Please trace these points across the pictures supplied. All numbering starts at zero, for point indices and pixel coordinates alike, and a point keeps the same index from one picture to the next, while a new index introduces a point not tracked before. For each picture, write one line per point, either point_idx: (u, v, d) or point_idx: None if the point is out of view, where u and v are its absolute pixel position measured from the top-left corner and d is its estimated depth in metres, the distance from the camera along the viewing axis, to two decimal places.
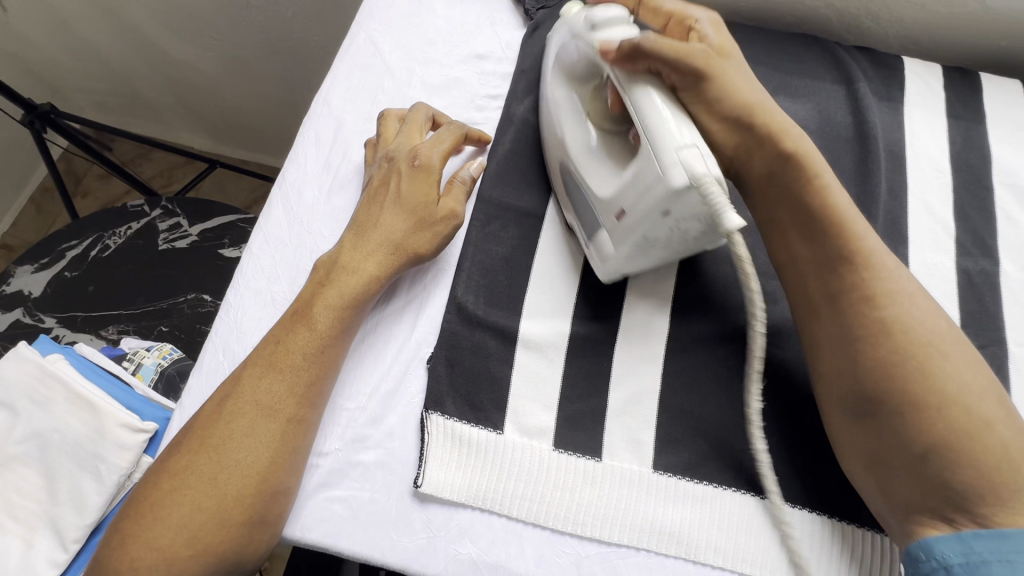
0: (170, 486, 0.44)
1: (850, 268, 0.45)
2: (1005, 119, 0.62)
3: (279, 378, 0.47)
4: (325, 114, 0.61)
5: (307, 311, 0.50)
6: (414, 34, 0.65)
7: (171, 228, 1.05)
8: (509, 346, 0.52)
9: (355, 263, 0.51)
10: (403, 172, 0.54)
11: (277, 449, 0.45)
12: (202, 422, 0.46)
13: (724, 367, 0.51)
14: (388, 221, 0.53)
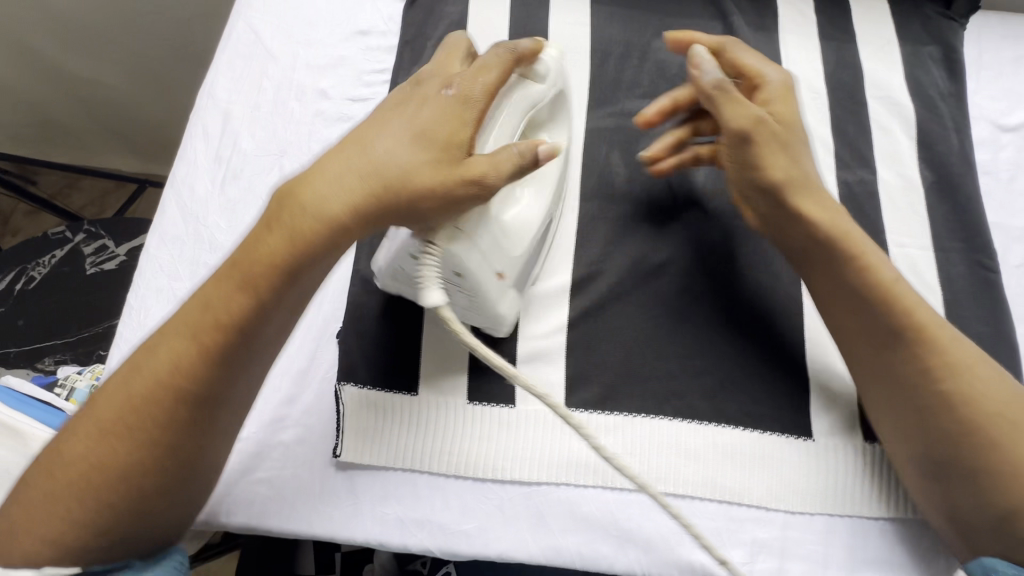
0: (69, 466, 0.40)
1: (904, 343, 0.45)
2: (873, 35, 0.64)
3: (196, 354, 0.40)
4: (211, 108, 0.61)
5: (248, 260, 0.40)
6: (294, 18, 0.65)
7: (97, 251, 1.03)
8: (416, 312, 0.53)
9: (323, 196, 0.39)
10: (438, 107, 0.42)
11: (193, 431, 0.41)
12: (104, 396, 0.41)
13: (625, 303, 0.54)
14: (383, 150, 0.41)
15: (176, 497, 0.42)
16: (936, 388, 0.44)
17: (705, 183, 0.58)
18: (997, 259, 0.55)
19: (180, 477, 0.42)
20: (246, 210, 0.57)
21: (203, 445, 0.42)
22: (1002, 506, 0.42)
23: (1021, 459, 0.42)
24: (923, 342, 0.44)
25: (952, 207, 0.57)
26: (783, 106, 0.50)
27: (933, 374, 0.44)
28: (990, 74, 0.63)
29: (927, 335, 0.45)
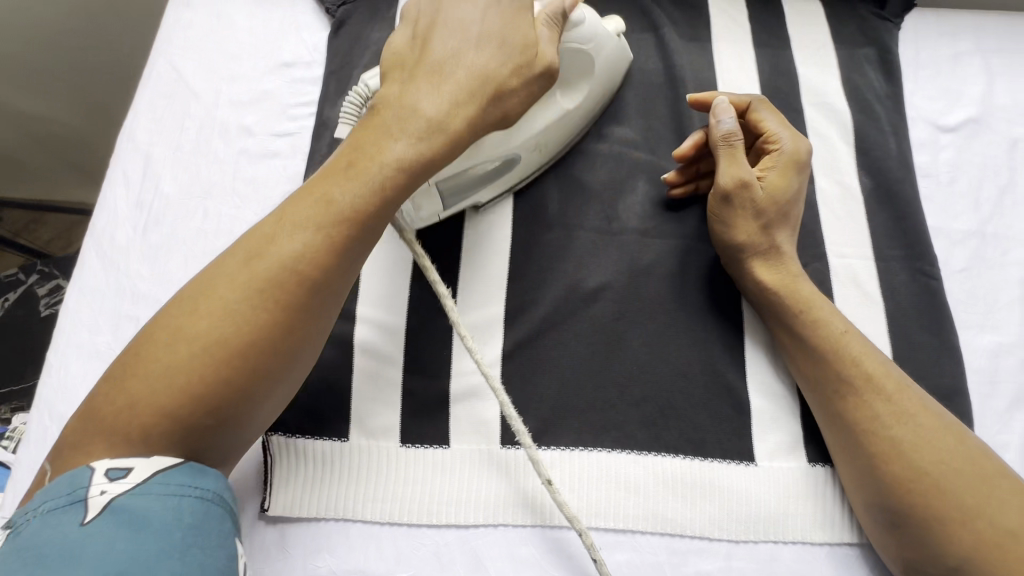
0: (199, 340, 0.37)
1: (850, 392, 0.46)
2: (807, 40, 0.63)
3: (325, 240, 0.40)
4: (132, 152, 0.59)
5: (367, 149, 0.42)
6: (216, 53, 0.63)
7: (53, 292, 0.99)
8: (345, 353, 0.52)
9: (412, 103, 0.43)
10: (499, 7, 0.47)
11: (216, 346, 0.37)
12: (212, 279, 0.39)
13: (561, 332, 0.52)
14: (445, 50, 0.45)
15: (230, 439, 0.39)
16: (860, 406, 0.45)
17: (639, 202, 0.57)
18: (938, 266, 0.54)
19: (270, 394, 0.39)
20: (168, 256, 0.55)
21: (292, 365, 0.40)
22: (955, 556, 0.41)
23: (971, 503, 0.41)
24: (868, 389, 0.46)
25: (891, 213, 0.56)
26: (779, 177, 0.52)
27: (857, 393, 0.46)
28: (928, 73, 0.62)
29: (870, 385, 0.46)
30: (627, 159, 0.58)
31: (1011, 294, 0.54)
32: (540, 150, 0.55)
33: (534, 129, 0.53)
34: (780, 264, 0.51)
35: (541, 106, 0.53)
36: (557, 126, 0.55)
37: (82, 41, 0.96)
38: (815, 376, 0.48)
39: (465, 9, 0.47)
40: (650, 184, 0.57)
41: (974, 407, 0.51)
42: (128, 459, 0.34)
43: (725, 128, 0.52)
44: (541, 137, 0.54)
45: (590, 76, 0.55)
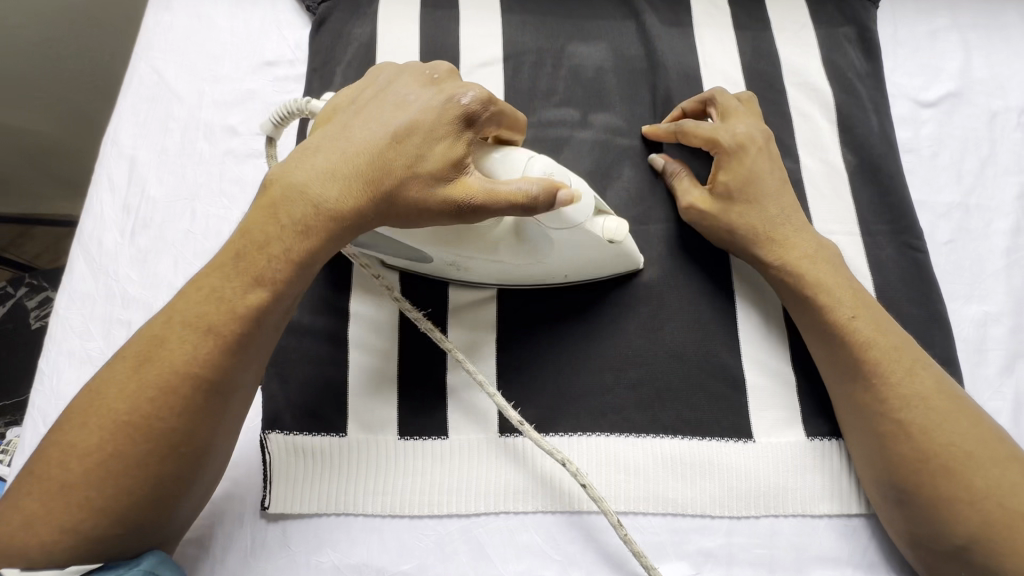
0: (93, 454, 0.37)
1: (871, 376, 0.46)
2: (787, 21, 0.64)
3: (215, 341, 0.39)
4: (116, 156, 0.59)
5: (254, 236, 0.41)
6: (197, 54, 0.63)
7: (41, 303, 0.98)
8: (341, 349, 0.52)
9: (299, 185, 0.41)
10: (440, 102, 0.42)
11: (111, 461, 0.37)
12: (106, 384, 0.39)
13: (568, 320, 0.52)
14: (358, 131, 0.42)
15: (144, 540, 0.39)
16: (878, 385, 0.45)
17: (627, 187, 0.57)
18: (924, 239, 0.55)
19: (172, 496, 0.39)
20: (158, 259, 0.55)
21: (196, 464, 0.40)
22: (965, 535, 0.41)
23: (982, 483, 0.42)
24: (890, 371, 0.45)
25: (876, 189, 0.57)
26: (738, 160, 0.52)
27: (876, 372, 0.45)
28: (907, 50, 0.63)
29: (889, 368, 0.45)
30: (615, 145, 0.58)
31: (996, 263, 0.55)
32: (458, 267, 0.50)
33: (458, 255, 0.47)
34: (793, 244, 0.50)
35: (482, 248, 0.46)
36: (483, 264, 0.48)
37: (61, 49, 0.95)
38: (834, 354, 0.47)
39: (408, 93, 0.44)
40: (638, 169, 0.57)
41: (964, 375, 0.51)
42: (42, 572, 0.36)
43: (667, 170, 0.56)
44: (460, 259, 0.48)
45: (543, 259, 0.47)
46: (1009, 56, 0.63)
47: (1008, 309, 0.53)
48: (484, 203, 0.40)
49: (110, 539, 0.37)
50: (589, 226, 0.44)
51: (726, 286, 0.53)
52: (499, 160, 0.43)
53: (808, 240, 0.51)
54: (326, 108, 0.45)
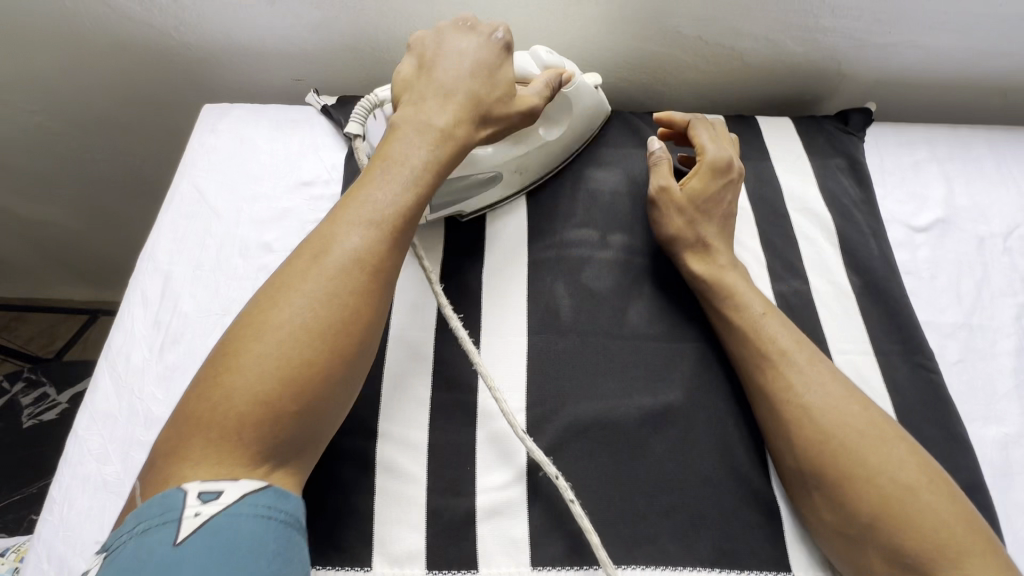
0: (281, 331, 0.40)
1: (826, 456, 0.47)
2: (784, 152, 0.70)
3: (379, 232, 0.45)
4: (151, 271, 0.60)
5: (395, 155, 0.48)
6: (238, 173, 0.67)
7: (35, 401, 0.93)
8: (368, 473, 0.51)
9: (422, 117, 0.50)
10: (486, 40, 0.55)
11: (307, 332, 0.41)
12: (281, 280, 0.43)
13: (583, 434, 0.52)
14: (447, 75, 0.52)
15: (311, 430, 0.41)
16: (857, 498, 0.46)
17: (647, 307, 0.59)
18: (934, 359, 0.57)
19: (343, 382, 0.42)
20: (184, 376, 0.54)
21: (366, 348, 0.44)
22: None
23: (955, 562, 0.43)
24: (846, 456, 0.47)
25: (884, 309, 0.59)
26: (702, 178, 0.61)
27: (852, 488, 0.46)
28: (894, 179, 0.69)
29: (847, 450, 0.47)
30: (633, 265, 0.61)
31: (1007, 384, 0.57)
32: (520, 172, 0.64)
33: (519, 155, 0.62)
34: (789, 359, 0.52)
35: (533, 138, 0.62)
36: (536, 154, 0.63)
37: (97, 153, 0.96)
38: (811, 470, 0.48)
39: (463, 42, 0.55)
40: (654, 290, 0.60)
41: (994, 501, 0.51)
42: (217, 483, 0.36)
43: (653, 153, 0.64)
44: (521, 163, 0.63)
45: (565, 123, 0.65)
46: (986, 185, 0.69)
47: None
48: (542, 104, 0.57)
49: (290, 417, 0.39)
50: (581, 81, 0.64)
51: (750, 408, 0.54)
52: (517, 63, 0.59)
53: (778, 326, 0.54)
54: (393, 84, 0.55)
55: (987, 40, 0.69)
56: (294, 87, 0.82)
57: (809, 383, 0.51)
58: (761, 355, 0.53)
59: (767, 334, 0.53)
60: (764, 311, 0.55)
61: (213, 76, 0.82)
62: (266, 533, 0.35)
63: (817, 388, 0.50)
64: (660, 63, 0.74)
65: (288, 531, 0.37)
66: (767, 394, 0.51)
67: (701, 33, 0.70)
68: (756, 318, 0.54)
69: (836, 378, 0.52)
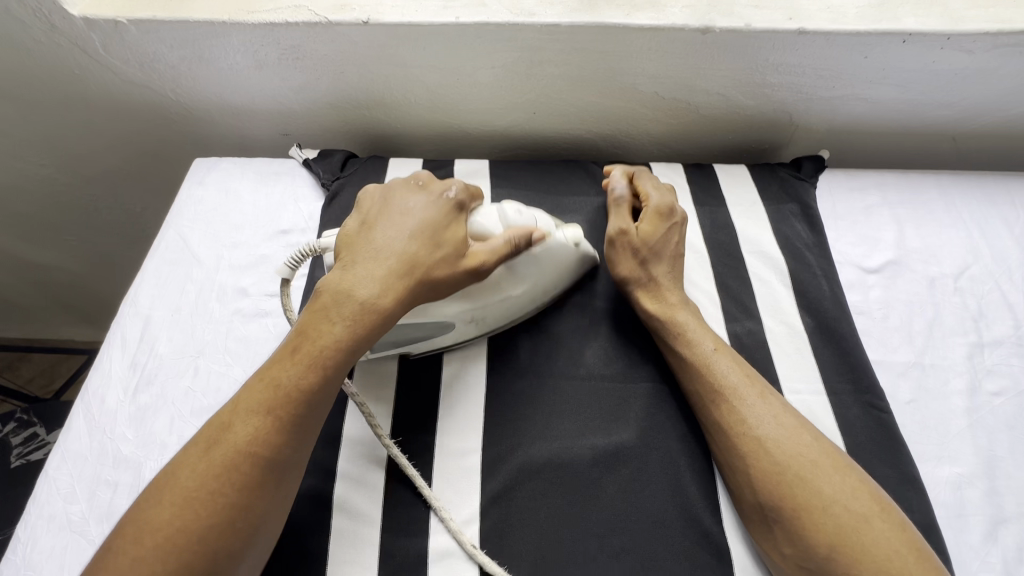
0: (165, 530, 0.43)
1: (781, 492, 0.48)
2: (740, 199, 0.73)
3: (274, 422, 0.46)
4: (133, 315, 0.64)
5: (303, 335, 0.50)
6: (221, 223, 0.71)
7: (26, 441, 0.95)
8: (325, 513, 0.52)
9: (346, 290, 0.51)
10: (433, 199, 0.57)
11: (189, 536, 0.43)
12: (178, 467, 0.46)
13: (537, 470, 0.53)
14: (384, 239, 0.54)
15: None
16: (812, 529, 0.46)
17: (604, 348, 0.61)
18: (886, 399, 0.58)
19: (226, 573, 0.43)
20: (154, 417, 0.57)
21: (255, 536, 0.45)
22: None
23: None
24: (801, 491, 0.48)
25: (836, 350, 0.61)
26: (649, 224, 0.64)
27: (808, 519, 0.47)
28: (847, 223, 0.72)
29: (801, 486, 0.48)
30: (589, 308, 0.64)
31: (960, 424, 0.57)
32: (476, 322, 0.59)
33: (471, 311, 0.57)
34: (742, 394, 0.53)
35: (491, 294, 0.57)
36: (494, 307, 0.58)
37: (100, 201, 1.01)
38: (766, 503, 0.49)
39: (412, 202, 0.57)
40: (611, 331, 0.62)
41: (948, 544, 0.51)
42: None
43: (614, 193, 0.67)
44: (477, 313, 0.58)
45: (532, 282, 0.59)
46: (938, 227, 0.71)
47: (979, 472, 0.55)
48: (495, 263, 0.55)
49: None
50: (557, 245, 0.60)
51: (704, 447, 0.55)
52: (482, 223, 0.58)
53: (730, 360, 0.56)
54: (336, 241, 0.55)
55: (928, 92, 0.73)
56: (283, 141, 0.88)
57: (760, 417, 0.52)
58: (716, 390, 0.54)
59: (720, 371, 0.55)
60: (715, 347, 0.57)
61: (209, 131, 0.88)
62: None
63: (769, 425, 0.51)
64: (621, 116, 0.79)
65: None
66: (722, 429, 0.52)
67: (657, 89, 0.75)
68: (708, 355, 0.56)
69: (786, 413, 0.52)
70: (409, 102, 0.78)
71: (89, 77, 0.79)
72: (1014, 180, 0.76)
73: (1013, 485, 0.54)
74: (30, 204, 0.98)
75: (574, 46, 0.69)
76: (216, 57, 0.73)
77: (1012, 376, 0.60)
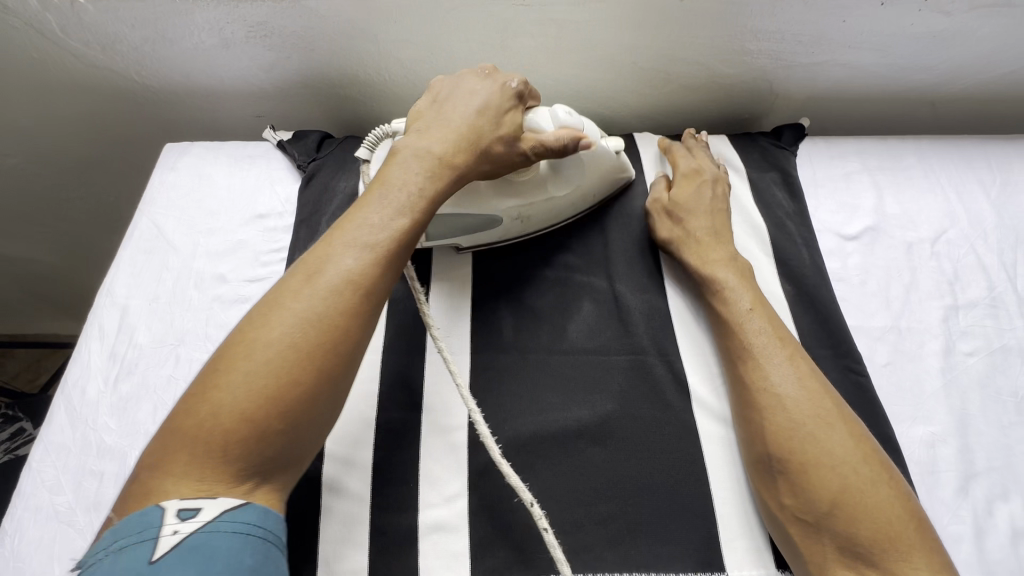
0: (270, 348, 0.43)
1: (789, 450, 0.49)
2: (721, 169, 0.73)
3: (374, 253, 0.48)
4: (110, 305, 0.63)
5: (391, 182, 0.51)
6: (196, 209, 0.69)
7: (13, 436, 0.94)
8: (313, 494, 0.52)
9: (424, 148, 0.54)
10: (499, 86, 0.58)
11: (292, 356, 0.43)
12: (277, 295, 0.46)
13: (550, 437, 0.54)
14: (454, 112, 0.56)
15: (294, 448, 0.43)
16: (817, 486, 0.48)
17: (587, 321, 0.61)
18: (863, 362, 0.59)
19: (323, 401, 0.44)
20: (137, 406, 0.56)
21: (350, 369, 0.46)
22: None
23: (902, 547, 0.45)
24: (807, 450, 0.49)
25: (815, 315, 0.62)
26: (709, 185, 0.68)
27: (815, 478, 0.48)
28: (827, 190, 0.72)
29: (812, 445, 0.49)
30: (574, 281, 0.64)
31: (935, 383, 0.59)
32: (523, 220, 0.64)
33: (518, 209, 0.61)
34: (770, 352, 0.54)
35: (537, 192, 0.62)
36: (541, 205, 0.63)
37: (71, 191, 0.99)
38: (777, 458, 0.49)
39: (473, 83, 0.58)
40: (595, 304, 0.62)
41: (922, 498, 0.53)
42: (195, 500, 0.39)
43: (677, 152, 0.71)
44: (523, 212, 0.62)
45: (575, 185, 0.64)
46: (916, 193, 0.72)
47: (952, 430, 0.56)
48: (548, 152, 0.57)
49: (272, 433, 0.42)
50: (600, 149, 0.63)
51: (698, 413, 0.56)
52: (531, 119, 0.58)
53: (765, 316, 0.57)
54: (407, 117, 0.59)
55: (906, 57, 0.73)
56: (256, 123, 0.86)
57: (784, 376, 0.52)
58: (745, 349, 0.55)
59: (752, 329, 0.55)
60: (752, 306, 0.57)
61: (179, 114, 0.85)
62: (240, 548, 0.38)
63: (790, 384, 0.52)
64: (601, 88, 0.78)
65: (267, 547, 0.40)
66: (745, 386, 0.53)
67: (637, 59, 0.74)
68: (743, 313, 0.57)
69: (809, 373, 0.53)
70: (384, 79, 0.76)
71: (48, 60, 0.76)
72: (991, 143, 0.77)
73: (984, 441, 0.56)
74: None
75: (549, 16, 0.68)
76: (180, 36, 0.71)
77: (985, 336, 0.62)
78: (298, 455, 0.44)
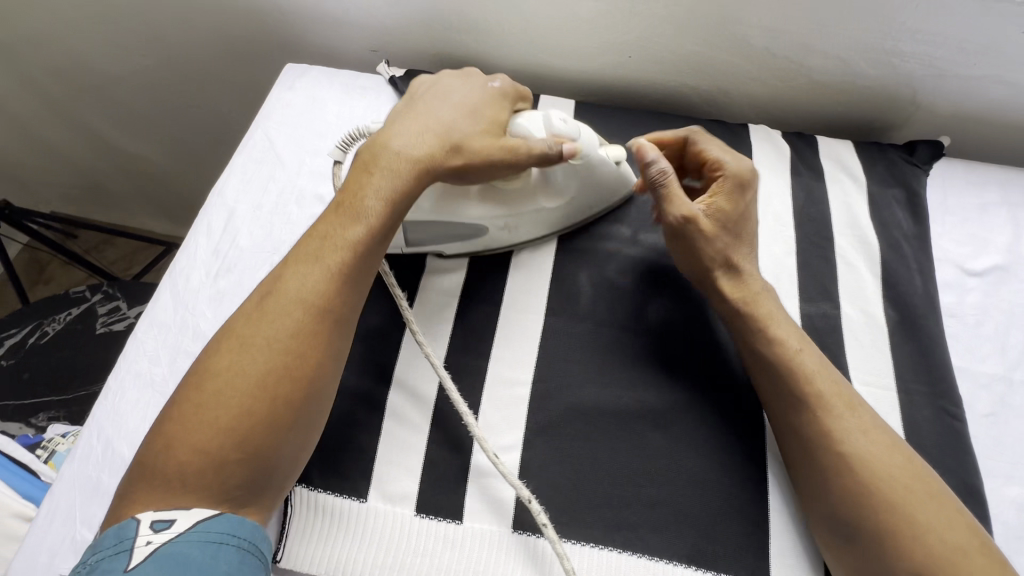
0: (230, 379, 0.44)
1: (855, 496, 0.47)
2: (840, 175, 0.68)
3: (331, 273, 0.48)
4: (219, 205, 0.67)
5: (356, 195, 0.51)
6: (306, 130, 0.72)
7: (110, 311, 1.02)
8: (377, 416, 0.54)
9: (397, 159, 0.52)
10: (479, 85, 0.57)
11: (255, 380, 0.44)
12: (241, 321, 0.47)
13: (605, 419, 0.54)
14: (430, 114, 0.54)
15: (261, 473, 0.43)
16: (886, 534, 0.45)
17: (665, 305, 0.60)
18: (962, 407, 0.55)
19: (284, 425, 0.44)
20: (231, 302, 0.60)
21: (313, 386, 0.46)
22: None
23: None
24: (876, 497, 0.46)
25: (916, 348, 0.57)
26: (725, 200, 0.57)
27: (884, 526, 0.45)
28: (956, 218, 0.66)
29: (876, 494, 0.46)
30: (659, 264, 0.62)
31: None
32: (512, 229, 0.60)
33: (509, 213, 0.58)
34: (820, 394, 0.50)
35: (529, 199, 0.58)
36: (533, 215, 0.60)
37: (190, 99, 1.05)
38: (838, 507, 0.47)
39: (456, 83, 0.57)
40: (670, 292, 0.60)
41: None
42: (169, 513, 0.40)
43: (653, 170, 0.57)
44: (513, 219, 0.59)
45: (568, 196, 0.60)
46: None
47: None
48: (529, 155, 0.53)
49: (232, 464, 0.42)
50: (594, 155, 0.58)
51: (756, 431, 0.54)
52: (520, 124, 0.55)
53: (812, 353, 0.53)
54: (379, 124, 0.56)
55: None
56: (370, 57, 0.87)
57: (838, 421, 0.49)
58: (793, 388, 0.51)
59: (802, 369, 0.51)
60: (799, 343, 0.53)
61: (300, 39, 0.88)
62: (213, 554, 0.39)
63: (844, 428, 0.49)
64: (724, 72, 0.74)
65: (243, 556, 0.40)
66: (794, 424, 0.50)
67: (770, 45, 0.69)
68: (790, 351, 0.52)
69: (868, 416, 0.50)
70: (502, 29, 0.75)
71: None
72: None
73: None
74: (129, 91, 1.04)
75: None
76: None
77: None
78: (273, 480, 0.44)
